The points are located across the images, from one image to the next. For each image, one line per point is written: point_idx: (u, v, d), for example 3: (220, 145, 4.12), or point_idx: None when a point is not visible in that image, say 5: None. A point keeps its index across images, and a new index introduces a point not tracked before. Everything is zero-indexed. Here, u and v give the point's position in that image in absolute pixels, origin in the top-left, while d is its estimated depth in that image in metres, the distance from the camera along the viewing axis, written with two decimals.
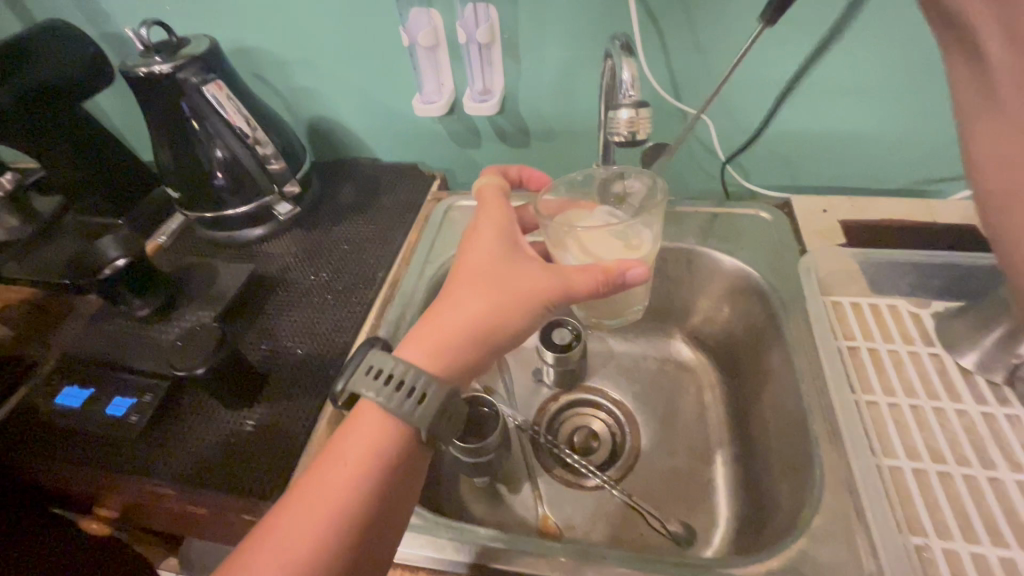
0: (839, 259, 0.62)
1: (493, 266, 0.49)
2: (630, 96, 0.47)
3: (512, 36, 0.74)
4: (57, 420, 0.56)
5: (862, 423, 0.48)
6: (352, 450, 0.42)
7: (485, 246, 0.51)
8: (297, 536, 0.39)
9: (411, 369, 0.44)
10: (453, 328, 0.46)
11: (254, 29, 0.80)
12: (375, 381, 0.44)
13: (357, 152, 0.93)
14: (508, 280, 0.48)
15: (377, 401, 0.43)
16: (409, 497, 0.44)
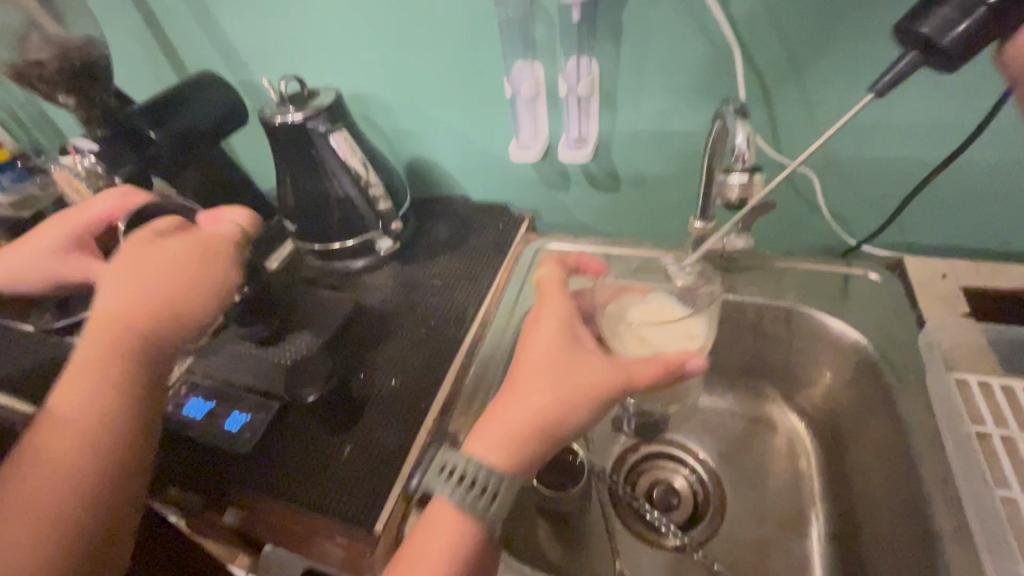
0: (964, 330, 0.57)
1: (555, 362, 0.51)
2: (744, 161, 0.47)
3: (613, 88, 0.76)
4: (182, 430, 0.63)
5: (998, 522, 0.44)
6: (430, 554, 0.46)
7: (546, 338, 0.53)
8: None
9: (483, 470, 0.47)
10: (520, 423, 0.48)
11: (371, 78, 0.87)
12: (449, 480, 0.48)
13: (449, 190, 0.98)
14: (574, 375, 0.50)
15: (452, 500, 0.47)
16: None
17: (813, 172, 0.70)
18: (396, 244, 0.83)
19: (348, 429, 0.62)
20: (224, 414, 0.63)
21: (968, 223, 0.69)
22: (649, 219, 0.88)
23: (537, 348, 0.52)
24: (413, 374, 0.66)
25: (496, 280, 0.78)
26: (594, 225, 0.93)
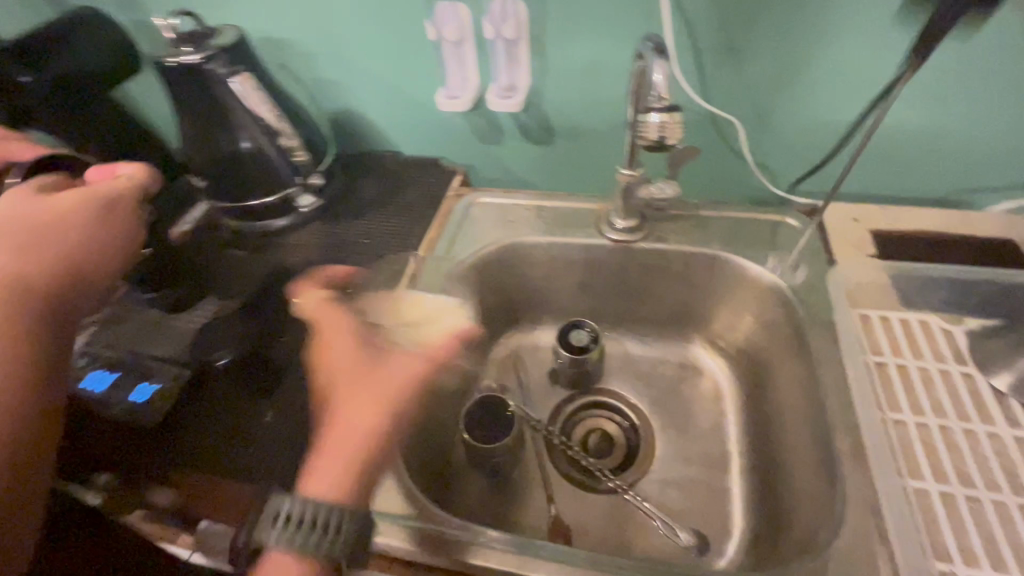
0: (869, 270, 0.61)
1: (357, 372, 0.56)
2: (663, 100, 0.46)
3: (541, 32, 0.73)
4: (80, 405, 0.57)
5: (889, 442, 0.47)
6: None
7: (342, 351, 0.58)
8: None
9: (319, 506, 0.45)
10: (351, 442, 0.50)
11: (283, 21, 0.80)
12: (279, 527, 0.44)
13: (378, 145, 0.93)
14: (375, 386, 0.55)
15: (291, 545, 0.43)
16: None
17: (738, 121, 0.70)
18: (319, 201, 0.79)
19: (270, 394, 0.59)
20: (130, 385, 0.58)
21: (880, 169, 0.72)
22: (584, 172, 0.87)
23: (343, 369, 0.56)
24: None
25: (426, 237, 0.75)
26: (529, 180, 0.91)
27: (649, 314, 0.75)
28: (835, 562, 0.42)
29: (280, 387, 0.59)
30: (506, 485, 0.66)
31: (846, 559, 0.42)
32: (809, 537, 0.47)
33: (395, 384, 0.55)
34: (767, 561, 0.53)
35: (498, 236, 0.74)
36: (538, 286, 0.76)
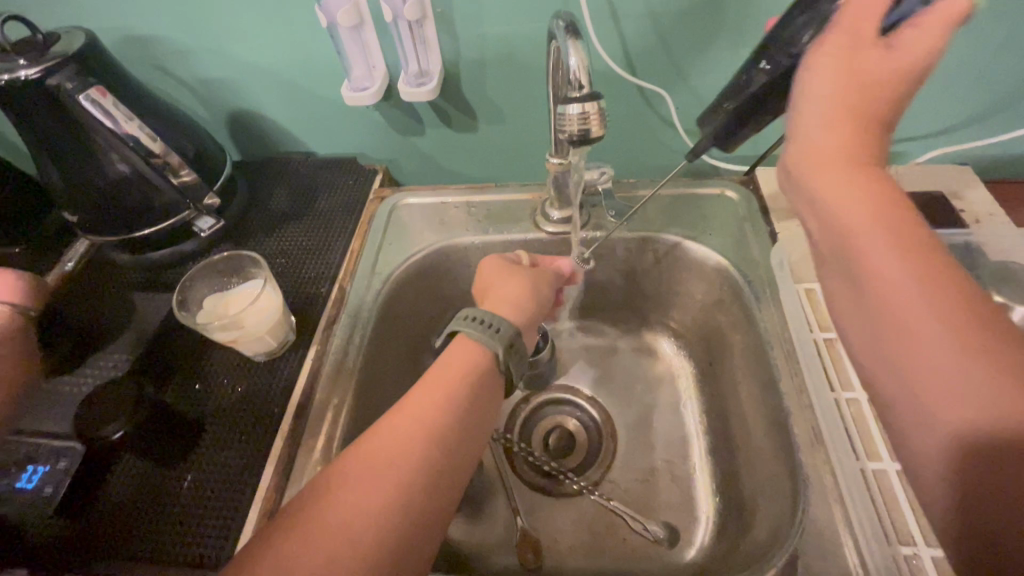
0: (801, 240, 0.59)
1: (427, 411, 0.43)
2: (581, 88, 0.41)
3: (447, 9, 0.66)
4: None
5: (843, 423, 0.46)
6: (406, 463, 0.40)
7: (432, 381, 0.45)
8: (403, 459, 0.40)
9: (504, 322, 0.49)
10: (434, 401, 0.44)
11: (146, 15, 0.69)
12: (477, 324, 0.49)
13: (287, 148, 0.84)
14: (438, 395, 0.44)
15: (479, 339, 0.48)
16: (445, 380, 0.45)
17: (666, 91, 0.67)
18: (220, 222, 0.69)
19: (188, 455, 0.51)
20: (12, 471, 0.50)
21: None
22: (516, 157, 0.82)
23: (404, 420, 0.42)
24: (262, 372, 0.57)
25: (349, 249, 0.68)
26: (457, 169, 0.85)
27: (599, 302, 0.72)
28: (802, 557, 0.41)
29: (198, 446, 0.52)
30: (469, 503, 0.64)
31: (814, 552, 0.41)
32: (774, 527, 0.46)
33: (443, 410, 0.43)
34: (736, 549, 0.52)
35: (434, 241, 0.69)
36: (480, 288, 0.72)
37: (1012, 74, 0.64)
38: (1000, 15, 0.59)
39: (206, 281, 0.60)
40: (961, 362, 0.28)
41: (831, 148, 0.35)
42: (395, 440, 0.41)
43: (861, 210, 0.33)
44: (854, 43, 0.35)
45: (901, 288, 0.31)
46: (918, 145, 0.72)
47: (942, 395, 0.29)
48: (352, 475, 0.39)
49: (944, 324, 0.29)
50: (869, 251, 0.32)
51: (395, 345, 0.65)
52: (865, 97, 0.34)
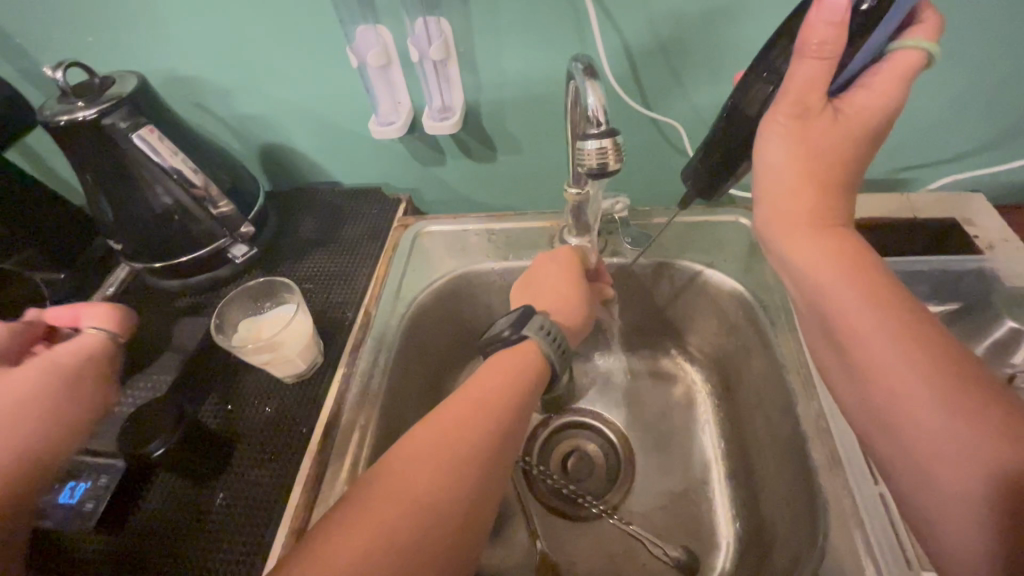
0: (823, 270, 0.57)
1: (487, 403, 0.47)
2: (599, 124, 0.43)
3: (470, 49, 0.70)
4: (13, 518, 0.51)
5: (859, 447, 0.47)
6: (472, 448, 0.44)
7: (492, 380, 0.49)
8: (466, 446, 0.44)
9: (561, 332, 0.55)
10: (493, 394, 0.48)
11: (190, 58, 0.74)
12: (545, 336, 0.53)
13: (314, 178, 0.88)
14: (496, 389, 0.48)
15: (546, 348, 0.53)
16: (510, 374, 0.50)
17: (677, 121, 0.70)
18: (253, 249, 0.71)
19: (219, 474, 0.53)
20: (56, 487, 0.52)
21: None
22: (533, 186, 0.85)
23: (463, 410, 0.47)
24: (291, 394, 0.59)
25: (374, 274, 0.71)
26: (476, 197, 0.88)
27: (617, 327, 0.73)
28: None
29: (229, 465, 0.54)
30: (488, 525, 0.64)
31: None
32: (795, 551, 0.46)
33: (515, 397, 0.48)
34: (757, 575, 0.52)
35: (455, 266, 0.71)
36: (499, 312, 0.74)
37: (1019, 104, 0.65)
38: (1004, 49, 0.61)
39: (241, 305, 0.63)
40: (937, 416, 0.35)
41: (792, 224, 0.42)
42: (458, 428, 0.45)
43: (829, 280, 0.41)
44: (805, 114, 0.40)
45: (880, 351, 0.38)
46: (930, 172, 0.73)
47: (933, 454, 0.35)
48: (410, 461, 0.43)
49: (923, 375, 0.36)
50: (846, 318, 0.40)
51: (418, 367, 0.67)
52: (831, 173, 0.41)
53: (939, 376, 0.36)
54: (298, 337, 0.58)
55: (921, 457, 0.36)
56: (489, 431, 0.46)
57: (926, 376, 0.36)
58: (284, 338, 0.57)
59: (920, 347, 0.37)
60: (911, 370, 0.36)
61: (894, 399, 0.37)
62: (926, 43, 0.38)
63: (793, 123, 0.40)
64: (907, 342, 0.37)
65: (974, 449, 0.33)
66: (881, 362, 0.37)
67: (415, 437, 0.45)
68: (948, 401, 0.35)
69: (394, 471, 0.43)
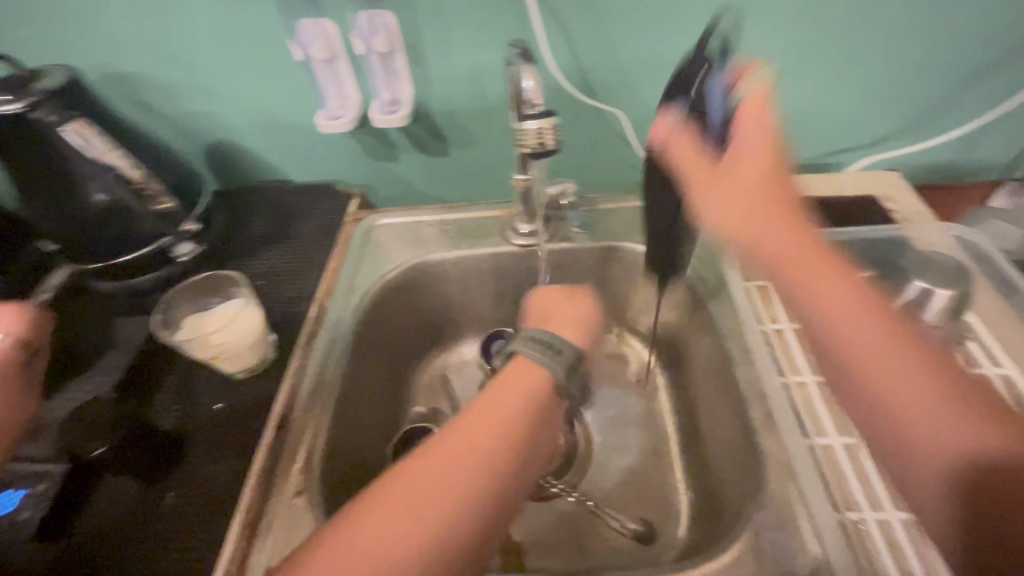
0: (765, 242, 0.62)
1: (501, 418, 0.43)
2: (536, 106, 0.45)
3: (417, 42, 0.70)
4: None
5: (793, 406, 0.50)
6: (477, 466, 0.40)
7: (508, 390, 0.45)
8: (475, 463, 0.41)
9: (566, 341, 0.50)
10: (508, 409, 0.44)
11: (127, 52, 0.72)
12: (541, 346, 0.49)
13: (264, 176, 0.87)
14: (512, 401, 0.44)
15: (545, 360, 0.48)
16: (526, 384, 0.46)
17: (621, 110, 0.73)
18: (199, 247, 0.71)
19: (170, 476, 0.52)
20: None
21: None
22: (486, 179, 0.86)
23: (481, 420, 0.43)
24: (243, 390, 0.58)
25: (327, 269, 0.70)
26: (431, 192, 0.88)
27: None
28: (762, 531, 0.43)
29: (179, 464, 0.53)
30: None
31: (772, 527, 0.43)
32: (740, 507, 0.49)
33: (525, 409, 0.44)
34: (709, 536, 0.54)
35: (410, 257, 0.72)
36: (456, 302, 0.75)
37: (928, 90, 0.71)
38: (912, 40, 0.66)
39: (188, 302, 0.62)
40: (922, 394, 0.38)
41: (765, 231, 0.44)
42: (465, 443, 0.42)
43: (808, 284, 0.42)
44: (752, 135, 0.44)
45: (866, 347, 0.40)
46: (854, 155, 0.79)
47: (931, 433, 0.37)
48: (415, 474, 0.40)
49: (907, 361, 0.39)
50: (830, 316, 0.42)
51: (376, 359, 0.67)
52: (781, 183, 0.44)
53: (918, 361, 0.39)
54: (247, 333, 0.57)
55: (911, 439, 0.38)
56: (500, 448, 0.42)
57: (900, 363, 0.39)
58: (232, 334, 0.56)
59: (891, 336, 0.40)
60: (894, 361, 0.39)
61: (885, 389, 0.39)
62: (755, 82, 0.44)
63: (744, 144, 0.44)
64: (883, 330, 0.40)
65: (954, 431, 0.37)
66: (867, 353, 0.40)
67: (422, 450, 0.42)
68: (923, 380, 0.39)
69: (389, 499, 0.39)
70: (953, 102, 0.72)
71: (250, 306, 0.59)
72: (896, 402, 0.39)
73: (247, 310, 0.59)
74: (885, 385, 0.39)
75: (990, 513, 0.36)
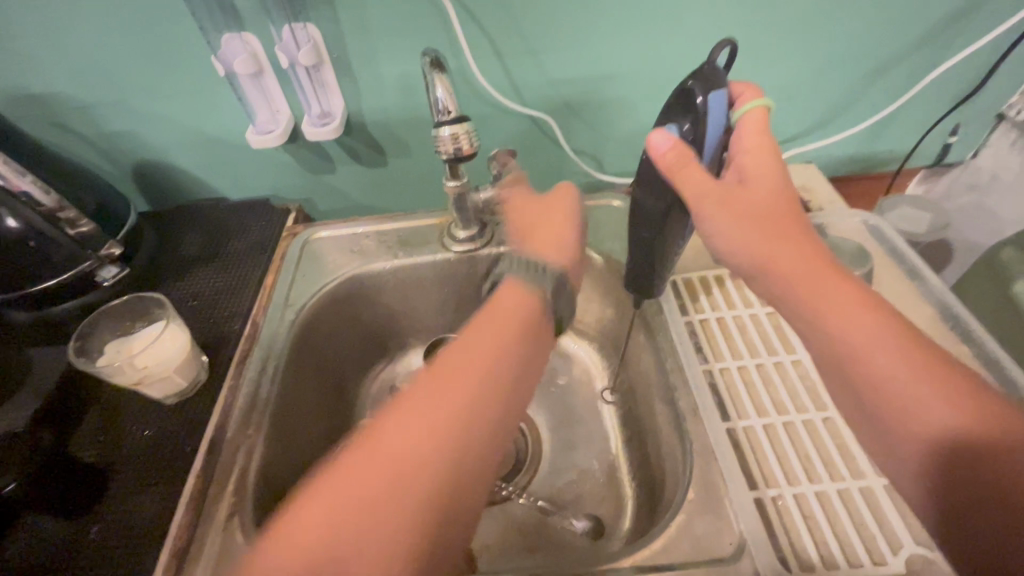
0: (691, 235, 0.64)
1: (499, 337, 0.45)
2: (449, 113, 0.46)
3: (344, 55, 0.70)
4: None
5: (719, 392, 0.51)
6: (482, 379, 0.42)
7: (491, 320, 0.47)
8: (473, 379, 0.42)
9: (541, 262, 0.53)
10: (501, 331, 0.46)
11: (39, 72, 0.70)
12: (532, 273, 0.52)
13: (198, 195, 0.85)
14: (504, 325, 0.46)
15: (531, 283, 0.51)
16: (515, 314, 0.48)
17: (549, 115, 0.75)
18: (125, 270, 0.68)
19: (92, 508, 0.50)
20: None
21: None
22: (426, 188, 0.87)
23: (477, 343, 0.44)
24: (172, 414, 0.56)
25: (262, 285, 0.69)
26: (371, 204, 0.88)
27: None
28: (691, 516, 0.45)
29: (102, 497, 0.50)
30: None
31: (699, 511, 0.45)
32: (673, 495, 0.50)
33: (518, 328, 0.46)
34: (650, 524, 0.56)
35: (347, 268, 0.71)
36: (398, 311, 0.74)
37: (836, 87, 0.76)
38: (817, 39, 0.70)
39: (108, 328, 0.60)
40: (899, 362, 0.38)
41: (743, 213, 0.45)
42: (464, 361, 0.43)
43: (783, 260, 0.43)
44: (753, 140, 0.47)
45: (852, 318, 0.40)
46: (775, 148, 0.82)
47: (914, 402, 0.37)
48: (421, 392, 0.40)
49: (882, 331, 0.39)
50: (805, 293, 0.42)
51: (316, 374, 0.67)
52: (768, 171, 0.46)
53: (899, 332, 0.39)
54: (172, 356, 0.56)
55: (895, 406, 0.38)
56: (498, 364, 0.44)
57: (892, 338, 0.39)
58: (156, 358, 0.55)
59: (876, 309, 0.41)
60: (867, 323, 0.40)
61: (866, 360, 0.39)
62: (757, 102, 0.48)
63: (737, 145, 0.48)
64: (868, 307, 0.41)
65: (938, 399, 0.36)
66: (852, 324, 0.40)
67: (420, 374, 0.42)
68: (900, 347, 0.39)
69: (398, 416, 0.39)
70: (861, 95, 0.77)
71: (177, 325, 0.58)
72: (879, 372, 0.38)
73: (174, 331, 0.57)
74: (868, 352, 0.39)
75: (961, 470, 0.35)
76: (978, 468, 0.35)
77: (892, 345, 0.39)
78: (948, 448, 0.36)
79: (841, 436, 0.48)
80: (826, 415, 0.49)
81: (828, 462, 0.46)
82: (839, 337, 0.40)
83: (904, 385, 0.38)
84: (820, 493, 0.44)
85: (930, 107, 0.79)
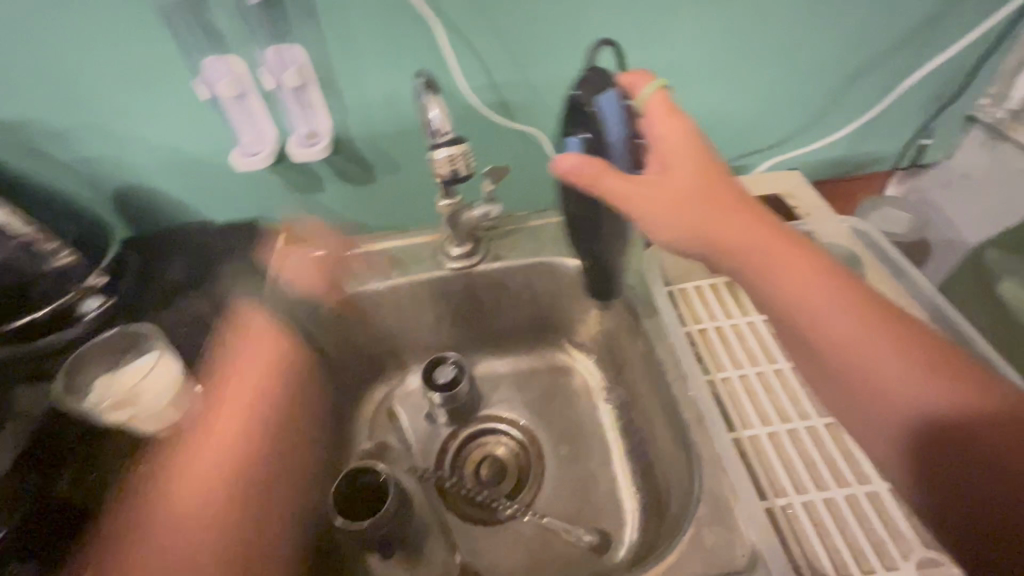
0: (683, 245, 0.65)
1: None
2: (445, 135, 0.46)
3: (330, 74, 0.70)
4: None
5: (722, 401, 0.52)
6: None
7: None
8: None
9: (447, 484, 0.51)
10: None
11: (12, 99, 0.67)
12: None
13: (181, 218, 0.83)
14: None
15: None
16: None
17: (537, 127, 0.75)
18: (108, 300, 0.67)
19: (84, 554, 0.48)
20: None
21: None
22: (416, 204, 0.86)
23: None
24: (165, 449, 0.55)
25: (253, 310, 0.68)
26: (360, 222, 0.87)
27: (510, 331, 0.76)
28: (701, 528, 0.45)
29: (94, 543, 0.48)
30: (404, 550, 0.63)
31: (709, 523, 0.45)
32: (680, 508, 0.51)
33: None
34: (657, 536, 0.56)
35: (339, 289, 0.70)
36: (392, 329, 0.74)
37: (816, 93, 0.78)
38: (795, 48, 0.72)
39: (94, 363, 0.58)
40: (878, 351, 0.40)
41: (703, 209, 0.46)
42: None
43: (757, 262, 0.45)
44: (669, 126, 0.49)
45: (820, 313, 0.42)
46: (758, 154, 0.84)
47: (891, 385, 0.39)
48: None
49: (852, 319, 0.41)
50: (779, 293, 0.44)
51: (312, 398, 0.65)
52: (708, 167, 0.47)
53: (862, 316, 0.41)
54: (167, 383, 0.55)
55: (874, 388, 0.40)
56: None
57: (861, 328, 0.41)
58: (154, 389, 0.54)
59: (850, 293, 0.42)
60: (836, 314, 0.42)
61: (842, 361, 0.41)
62: (649, 89, 0.50)
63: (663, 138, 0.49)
64: (835, 293, 0.42)
65: (915, 379, 0.39)
66: (821, 320, 0.42)
67: None
68: (869, 333, 0.41)
69: None
70: (839, 101, 0.79)
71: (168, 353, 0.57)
72: (853, 360, 0.41)
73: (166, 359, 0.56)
74: (845, 348, 0.41)
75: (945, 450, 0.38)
76: (951, 442, 0.38)
77: (865, 333, 0.41)
78: (928, 436, 0.38)
79: (844, 442, 0.48)
80: (828, 420, 0.50)
81: (834, 468, 0.47)
82: (812, 334, 0.43)
83: (882, 369, 0.40)
84: (828, 500, 0.45)
85: (905, 110, 0.82)
